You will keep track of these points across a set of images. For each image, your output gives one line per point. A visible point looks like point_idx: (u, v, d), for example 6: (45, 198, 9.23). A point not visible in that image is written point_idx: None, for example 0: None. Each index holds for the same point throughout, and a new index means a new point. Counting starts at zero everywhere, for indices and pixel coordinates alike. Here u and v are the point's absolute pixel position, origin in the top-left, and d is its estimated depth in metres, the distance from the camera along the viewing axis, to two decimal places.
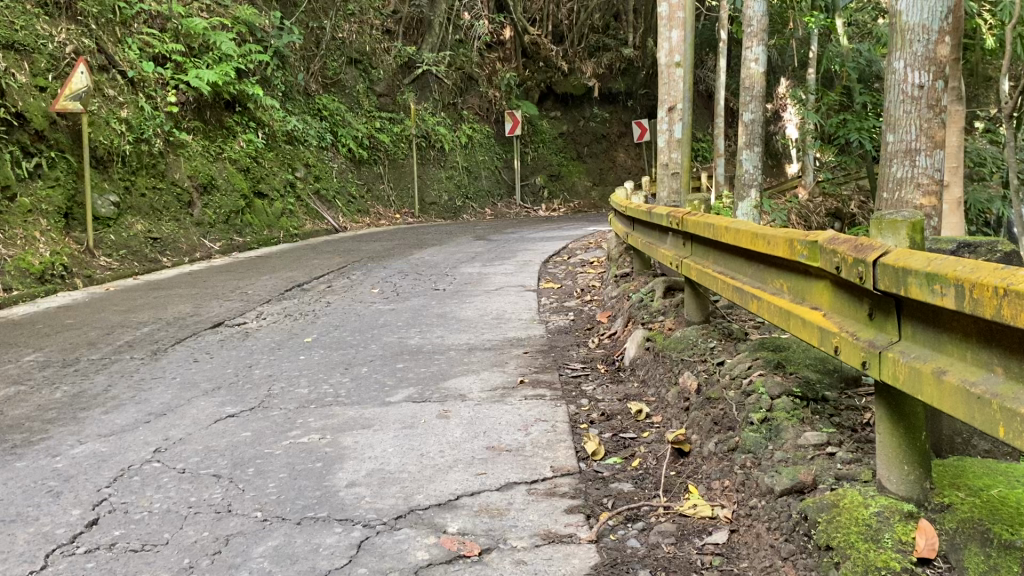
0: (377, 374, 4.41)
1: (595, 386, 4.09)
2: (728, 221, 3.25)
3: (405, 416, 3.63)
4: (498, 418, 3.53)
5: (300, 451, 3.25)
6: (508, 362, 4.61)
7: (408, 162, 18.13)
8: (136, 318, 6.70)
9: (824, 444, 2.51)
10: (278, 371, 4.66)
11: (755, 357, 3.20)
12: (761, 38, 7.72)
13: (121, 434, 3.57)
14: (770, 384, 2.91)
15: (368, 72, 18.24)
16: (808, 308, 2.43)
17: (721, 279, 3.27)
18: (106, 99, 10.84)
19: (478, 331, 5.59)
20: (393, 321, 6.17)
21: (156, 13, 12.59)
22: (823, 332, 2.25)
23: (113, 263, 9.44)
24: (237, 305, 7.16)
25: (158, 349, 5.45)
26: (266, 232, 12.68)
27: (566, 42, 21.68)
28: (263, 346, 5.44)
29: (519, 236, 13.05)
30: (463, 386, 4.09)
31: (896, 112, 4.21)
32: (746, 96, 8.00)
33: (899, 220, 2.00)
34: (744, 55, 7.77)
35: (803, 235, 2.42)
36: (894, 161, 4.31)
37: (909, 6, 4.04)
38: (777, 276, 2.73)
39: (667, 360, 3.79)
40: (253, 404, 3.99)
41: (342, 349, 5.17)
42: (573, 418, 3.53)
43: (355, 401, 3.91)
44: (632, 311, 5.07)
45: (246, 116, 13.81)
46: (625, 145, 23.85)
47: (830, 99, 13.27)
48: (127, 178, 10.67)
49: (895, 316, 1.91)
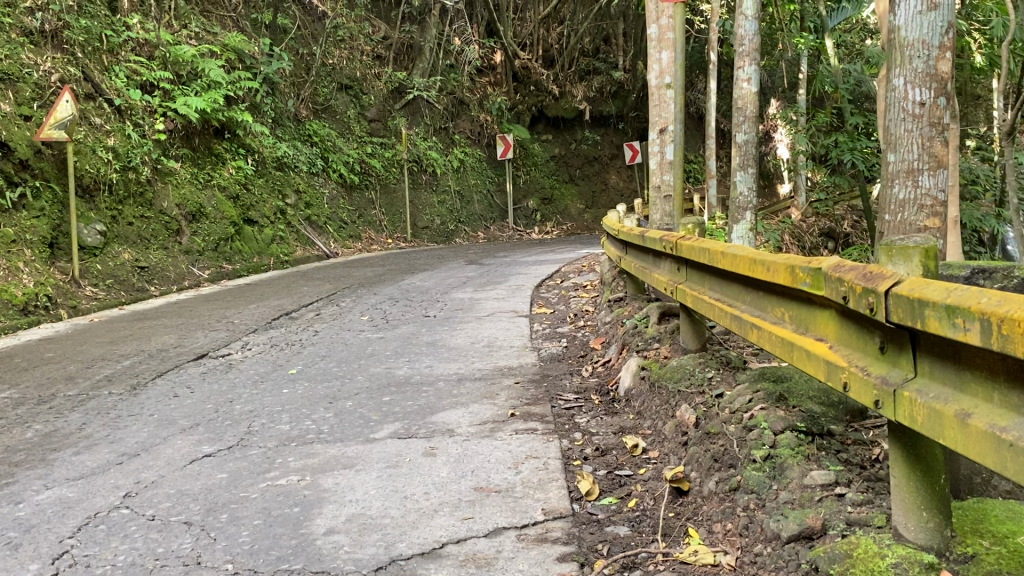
0: (362, 409, 4.24)
1: (589, 418, 3.92)
2: (724, 246, 3.12)
3: (389, 455, 3.45)
4: (487, 456, 3.36)
5: (277, 494, 3.07)
6: (499, 393, 4.44)
7: (400, 187, 18.03)
8: (118, 351, 6.51)
9: (832, 484, 2.35)
10: (260, 406, 4.48)
11: (755, 389, 3.05)
12: (753, 58, 7.31)
13: (90, 479, 3.39)
14: (772, 418, 2.75)
15: (359, 97, 18.16)
16: (811, 339, 2.29)
17: (718, 308, 3.13)
18: (92, 127, 10.71)
19: (469, 360, 5.43)
20: (382, 350, 6.01)
21: (143, 40, 12.51)
22: (831, 365, 2.10)
23: (100, 293, 9.30)
24: (222, 336, 7.00)
25: (137, 384, 5.27)
26: (255, 259, 12.52)
27: (557, 66, 21.71)
28: (246, 379, 5.27)
29: (511, 259, 12.91)
30: (451, 421, 3.91)
31: (895, 130, 4.04)
32: (738, 116, 7.72)
33: (911, 246, 1.86)
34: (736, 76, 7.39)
35: (805, 262, 2.28)
36: (895, 180, 4.14)
37: (907, 22, 3.87)
38: (777, 305, 2.59)
39: (663, 390, 3.63)
40: (230, 443, 3.81)
41: (327, 381, 4.99)
42: (565, 454, 3.36)
43: (337, 438, 3.74)
44: (626, 337, 4.92)
45: (235, 143, 13.69)
46: (618, 167, 23.78)
47: (821, 120, 13.24)
48: (114, 207, 10.54)
49: (910, 350, 1.76)
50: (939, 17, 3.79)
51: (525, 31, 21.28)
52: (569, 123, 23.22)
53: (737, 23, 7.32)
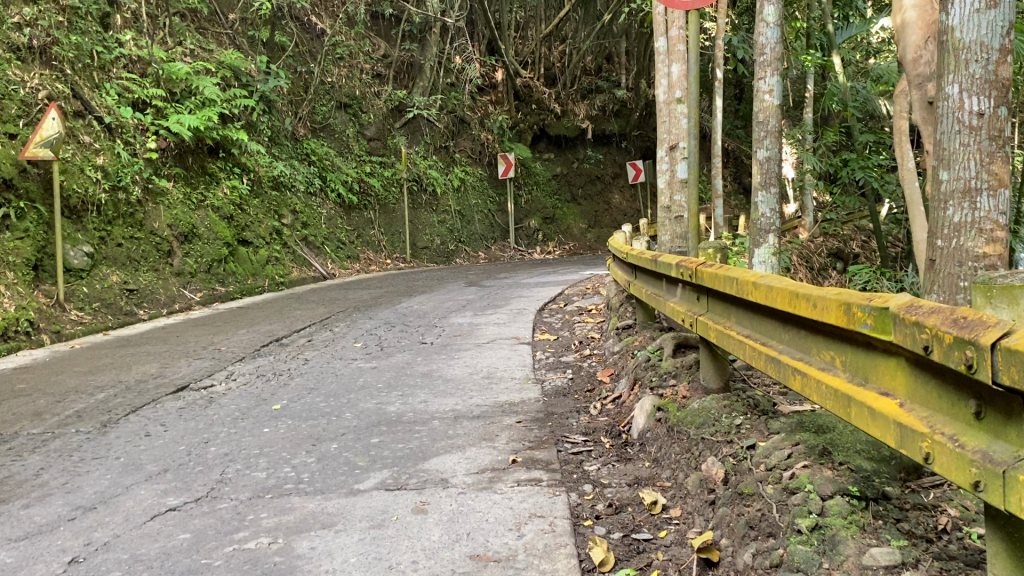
0: (347, 454, 3.83)
1: (600, 465, 3.52)
2: (755, 276, 2.74)
3: (374, 511, 3.05)
4: (484, 514, 2.95)
5: (243, 561, 2.67)
6: (500, 435, 4.03)
7: (399, 207, 17.72)
8: (94, 382, 6.11)
9: (898, 566, 1.95)
10: (237, 449, 4.08)
11: (793, 441, 2.65)
12: (776, 66, 6.36)
13: (35, 539, 2.98)
14: (818, 479, 2.35)
15: (359, 116, 17.85)
16: (875, 393, 1.89)
17: (749, 346, 2.75)
18: (80, 145, 10.36)
19: (466, 394, 5.02)
20: (373, 382, 5.60)
21: (136, 58, 12.21)
22: (904, 429, 1.70)
23: (85, 318, 8.91)
24: (206, 365, 6.60)
25: (109, 421, 4.87)
26: (250, 281, 12.17)
27: (559, 84, 21.51)
28: (226, 415, 4.87)
29: (512, 281, 12.51)
30: (446, 469, 3.51)
31: (948, 145, 3.47)
32: (759, 131, 6.57)
33: (1017, 286, 1.47)
34: (756, 88, 6.44)
35: (865, 298, 1.90)
36: (949, 203, 3.53)
37: (962, 22, 3.34)
38: (825, 346, 2.20)
39: (684, 437, 3.25)
40: (199, 494, 3.40)
41: (312, 419, 4.58)
42: (574, 512, 2.96)
43: (318, 490, 3.34)
44: (638, 372, 4.52)
45: (230, 162, 13.35)
46: (620, 186, 23.47)
47: (829, 139, 12.80)
48: (103, 228, 10.20)
49: (1020, 420, 1.37)
50: (1000, 16, 3.27)
51: (527, 50, 21.02)
52: (571, 141, 22.91)
53: (755, 31, 6.45)
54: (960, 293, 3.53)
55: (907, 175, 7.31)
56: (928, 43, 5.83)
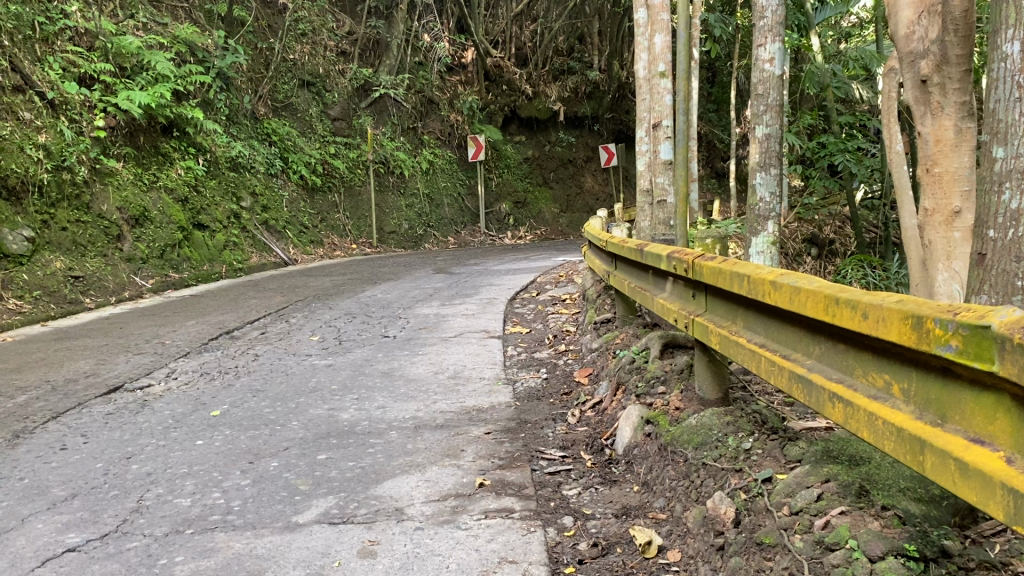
0: (287, 476, 3.30)
1: (581, 490, 3.03)
2: (772, 271, 2.26)
3: (313, 554, 2.54)
4: (445, 559, 2.45)
5: None
6: (467, 450, 3.52)
7: (365, 189, 17.10)
8: (17, 382, 5.48)
9: None
10: (161, 467, 3.53)
11: (824, 477, 2.18)
12: (778, 32, 5.87)
13: None
14: (863, 533, 1.88)
15: (322, 94, 17.15)
16: (963, 437, 1.41)
17: (766, 359, 2.27)
18: (20, 122, 9.62)
19: (430, 398, 4.50)
20: (327, 383, 5.06)
21: (83, 30, 11.37)
22: (1018, 499, 1.23)
23: (24, 306, 8.22)
24: (147, 361, 6.02)
25: (24, 430, 4.28)
26: (206, 267, 11.46)
27: (530, 64, 20.87)
28: (156, 424, 4.31)
29: (481, 268, 11.97)
30: (402, 494, 3.01)
31: (1005, 116, 2.63)
32: (757, 105, 6.05)
33: None
34: (756, 55, 5.95)
35: (947, 311, 1.42)
36: (1005, 185, 2.62)
37: None
38: (876, 367, 1.73)
39: (680, 458, 2.79)
40: (106, 529, 2.85)
41: (254, 429, 4.05)
42: (553, 555, 2.47)
43: (249, 524, 2.83)
44: (620, 374, 4.03)
45: (184, 142, 12.60)
46: (593, 170, 22.96)
47: (806, 122, 12.37)
48: (46, 211, 9.52)
49: None
50: None
51: (497, 28, 20.33)
52: (543, 124, 22.32)
53: None
54: (1016, 294, 2.57)
55: (896, 156, 6.81)
56: (922, 17, 4.08)
